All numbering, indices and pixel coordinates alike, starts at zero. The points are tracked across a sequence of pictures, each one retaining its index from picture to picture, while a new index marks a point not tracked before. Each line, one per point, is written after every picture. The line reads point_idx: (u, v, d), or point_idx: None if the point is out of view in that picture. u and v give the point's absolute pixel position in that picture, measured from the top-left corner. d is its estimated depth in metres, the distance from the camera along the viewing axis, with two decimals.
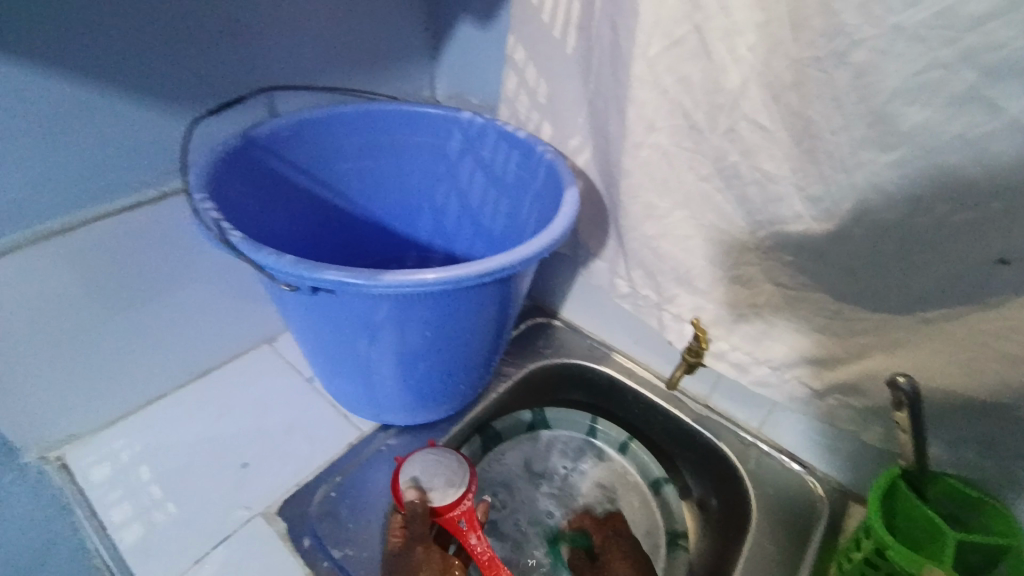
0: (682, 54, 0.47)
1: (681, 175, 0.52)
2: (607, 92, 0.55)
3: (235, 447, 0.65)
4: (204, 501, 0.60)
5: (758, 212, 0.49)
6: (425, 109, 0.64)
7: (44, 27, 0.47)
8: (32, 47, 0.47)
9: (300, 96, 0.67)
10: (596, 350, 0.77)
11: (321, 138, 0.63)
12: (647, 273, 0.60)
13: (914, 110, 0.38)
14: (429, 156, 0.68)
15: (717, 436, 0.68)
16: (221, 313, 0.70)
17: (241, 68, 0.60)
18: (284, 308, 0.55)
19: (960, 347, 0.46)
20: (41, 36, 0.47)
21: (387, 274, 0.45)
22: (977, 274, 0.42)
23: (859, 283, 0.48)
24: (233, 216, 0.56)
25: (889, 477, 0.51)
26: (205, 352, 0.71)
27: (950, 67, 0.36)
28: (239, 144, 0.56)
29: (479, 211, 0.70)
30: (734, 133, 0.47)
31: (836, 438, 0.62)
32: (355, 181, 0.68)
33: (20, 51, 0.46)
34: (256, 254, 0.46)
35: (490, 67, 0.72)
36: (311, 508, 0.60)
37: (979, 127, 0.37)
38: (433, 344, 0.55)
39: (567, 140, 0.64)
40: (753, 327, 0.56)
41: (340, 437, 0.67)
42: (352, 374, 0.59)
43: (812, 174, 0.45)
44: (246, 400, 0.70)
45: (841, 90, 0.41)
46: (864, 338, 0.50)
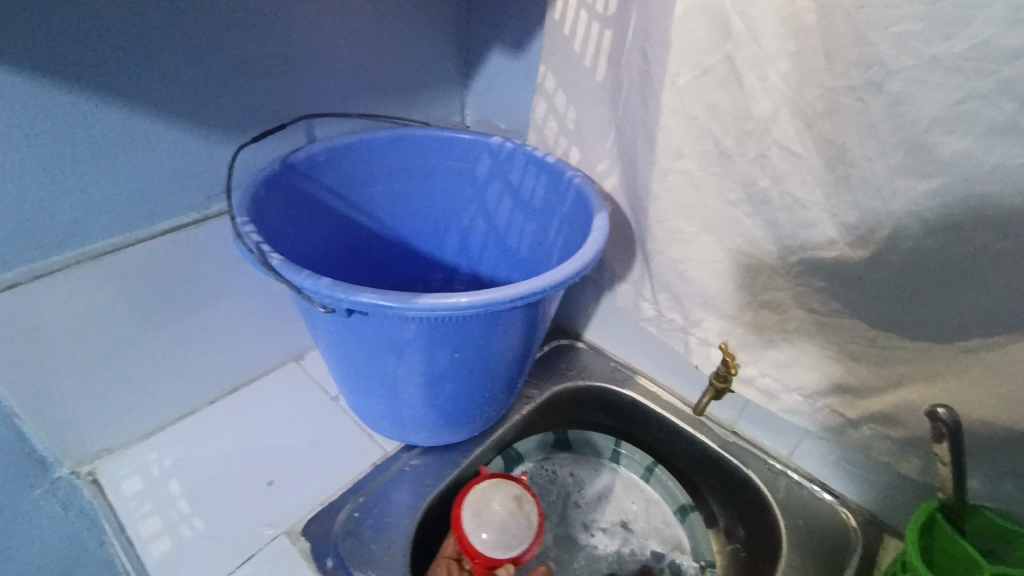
0: (712, 82, 0.48)
1: (710, 201, 0.53)
2: (635, 119, 0.56)
3: (261, 464, 0.66)
4: (229, 517, 0.61)
5: (789, 238, 0.49)
6: (455, 135, 0.66)
7: (99, 59, 0.50)
8: (92, 77, 0.50)
9: (336, 122, 0.69)
10: (620, 373, 0.76)
11: (355, 162, 0.64)
12: (674, 297, 0.60)
13: (951, 140, 0.38)
14: (459, 180, 0.69)
15: (745, 464, 0.67)
16: (253, 331, 0.72)
17: (279, 96, 0.62)
18: (317, 329, 0.56)
19: (1002, 379, 0.45)
20: (100, 67, 0.50)
21: (420, 297, 0.46)
22: (1021, 306, 0.41)
23: (895, 311, 0.47)
24: (271, 237, 0.58)
25: (926, 511, 0.50)
26: (236, 369, 0.73)
27: (988, 98, 0.36)
28: (278, 169, 0.58)
29: (505, 233, 0.71)
30: (764, 159, 0.48)
31: (869, 468, 0.60)
32: (386, 203, 0.69)
33: (77, 82, 0.49)
34: (294, 276, 0.47)
35: (518, 93, 0.74)
36: (335, 527, 0.60)
37: (1018, 158, 0.37)
38: (461, 366, 0.55)
39: (594, 165, 0.65)
40: (782, 353, 0.56)
41: (365, 457, 0.67)
42: (380, 394, 0.60)
43: (845, 200, 0.44)
44: (273, 418, 0.71)
45: (875, 119, 0.41)
46: (900, 367, 0.49)
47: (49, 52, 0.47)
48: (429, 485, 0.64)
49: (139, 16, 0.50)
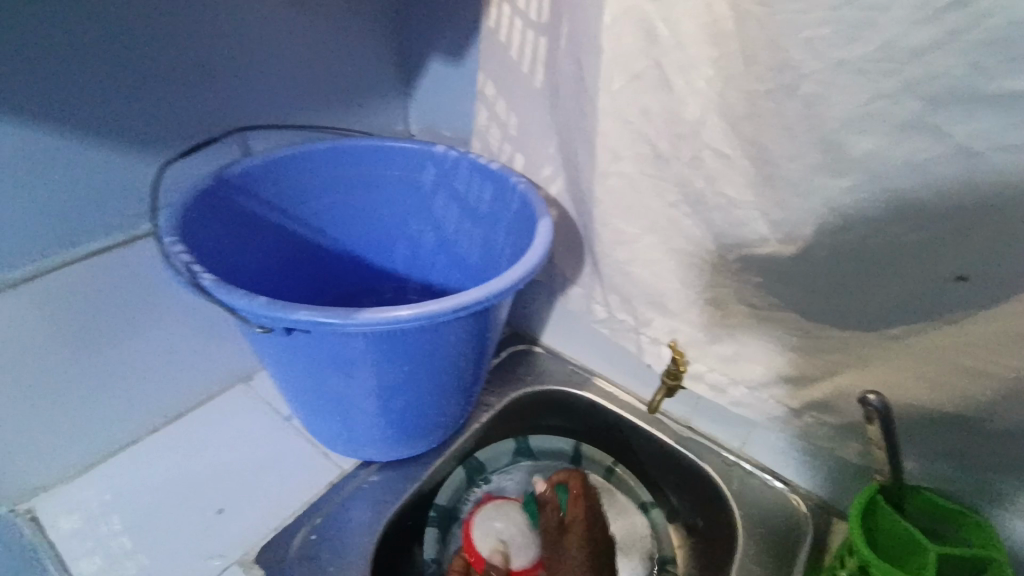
0: (644, 87, 0.49)
1: (650, 203, 0.54)
2: (574, 124, 0.57)
3: (211, 492, 0.63)
4: (177, 550, 0.58)
5: (725, 236, 0.51)
6: (398, 144, 0.65)
7: (8, 77, 0.47)
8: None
9: (273, 135, 0.67)
10: (576, 375, 0.77)
11: (295, 176, 0.63)
12: (623, 298, 0.61)
13: (865, 137, 0.40)
14: (405, 190, 0.69)
15: (699, 457, 0.68)
16: (196, 354, 0.69)
17: (212, 108, 0.60)
18: (259, 348, 0.54)
19: (927, 363, 0.47)
20: (8, 84, 0.47)
21: (361, 312, 0.45)
22: (936, 290, 0.44)
23: (824, 302, 0.49)
24: (206, 257, 0.56)
25: (869, 493, 0.51)
26: (180, 394, 0.70)
27: (893, 98, 0.38)
28: (210, 185, 0.56)
29: (454, 241, 0.71)
30: (698, 161, 0.49)
31: (814, 454, 0.63)
32: (330, 216, 0.68)
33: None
34: (228, 296, 0.46)
35: (460, 100, 0.73)
36: (290, 552, 0.58)
37: (923, 152, 0.39)
38: (411, 378, 0.54)
39: (539, 170, 0.65)
40: (726, 348, 0.57)
41: (319, 476, 0.65)
42: (330, 411, 0.59)
43: (774, 198, 0.46)
44: (221, 442, 0.68)
45: (791, 120, 0.42)
46: (833, 355, 0.51)
47: None
48: (388, 501, 0.63)
49: (48, 31, 0.48)
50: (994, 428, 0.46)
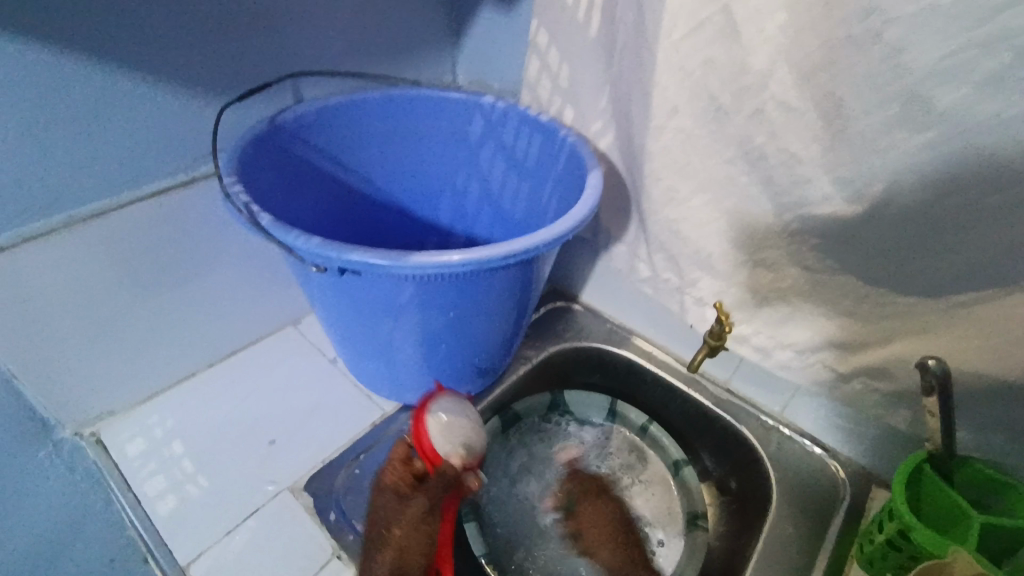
0: (710, 35, 0.47)
1: (707, 158, 0.52)
2: (630, 75, 0.55)
3: (262, 425, 0.67)
4: (233, 476, 0.62)
5: (785, 195, 0.49)
6: (447, 94, 0.65)
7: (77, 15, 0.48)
8: (70, 34, 0.48)
9: (322, 82, 0.67)
10: (615, 334, 0.77)
11: (345, 123, 0.63)
12: (670, 257, 0.60)
13: (950, 91, 0.38)
14: (452, 141, 0.68)
15: (736, 420, 0.68)
16: (247, 296, 0.71)
17: (268, 52, 0.61)
18: (312, 290, 0.56)
19: (990, 333, 0.45)
20: (79, 23, 0.48)
21: (411, 256, 0.46)
22: (1012, 258, 0.41)
23: (885, 267, 0.47)
24: (261, 200, 0.57)
25: (913, 462, 0.51)
26: (233, 334, 0.73)
27: (987, 47, 0.36)
28: (266, 129, 0.57)
29: (499, 194, 0.71)
30: (761, 115, 0.47)
31: (857, 423, 0.62)
32: (378, 165, 0.69)
33: (57, 39, 0.48)
34: (284, 236, 0.47)
35: (511, 50, 0.71)
36: (336, 483, 0.61)
37: (1015, 107, 0.36)
38: (457, 325, 0.56)
39: (589, 123, 0.64)
40: (775, 312, 0.56)
41: (363, 416, 0.68)
42: (377, 354, 0.61)
43: (841, 155, 0.44)
44: (272, 380, 0.71)
45: (873, 70, 0.39)
46: (891, 323, 0.50)
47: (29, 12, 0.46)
48: None
49: None
50: None
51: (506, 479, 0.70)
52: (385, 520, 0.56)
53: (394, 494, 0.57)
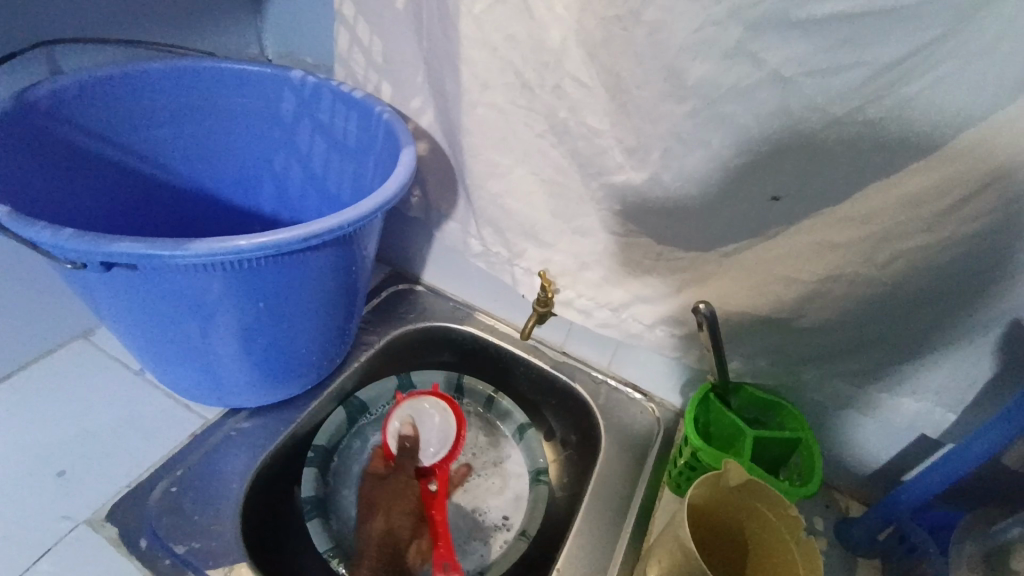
0: (507, 11, 0.49)
1: (518, 132, 0.54)
2: (439, 51, 0.55)
3: (50, 455, 0.57)
4: (14, 517, 0.53)
5: (589, 164, 0.53)
6: (248, 67, 0.59)
7: None
8: None
9: (91, 53, 0.58)
10: (459, 311, 0.78)
11: (121, 99, 0.55)
12: (497, 231, 0.62)
13: (696, 65, 0.42)
14: (260, 120, 0.63)
15: (573, 379, 0.73)
16: (13, 306, 0.60)
17: (5, 16, 0.51)
18: (86, 294, 0.48)
19: (752, 276, 0.53)
20: None
21: (197, 243, 0.41)
22: (761, 211, 0.49)
23: (674, 226, 0.53)
24: (9, 191, 0.48)
25: (703, 393, 0.59)
26: (2, 354, 0.61)
27: (722, 25, 0.40)
28: (9, 108, 0.47)
29: (323, 178, 0.67)
30: (560, 90, 0.50)
31: (673, 368, 0.69)
32: (173, 148, 0.61)
33: None
34: (29, 231, 0.40)
35: (322, 23, 0.67)
36: (148, 504, 0.55)
37: (747, 79, 0.42)
38: (272, 317, 0.52)
39: (409, 100, 0.63)
40: (593, 275, 0.60)
41: (183, 428, 0.61)
42: (187, 359, 0.55)
43: (627, 126, 0.48)
44: (63, 403, 0.61)
45: (641, 48, 0.44)
46: (683, 275, 0.56)
47: None
48: (260, 446, 0.61)
49: None
50: (800, 325, 0.54)
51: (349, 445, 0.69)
52: (367, 499, 0.63)
53: (373, 477, 0.65)
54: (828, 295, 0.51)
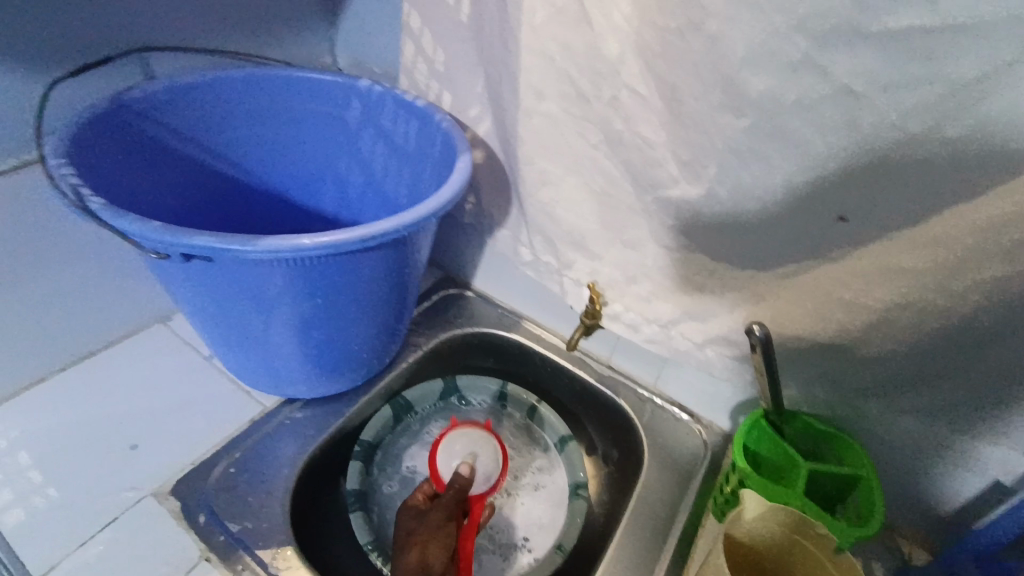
0: (565, 22, 0.49)
1: (572, 142, 0.55)
2: (498, 61, 0.57)
3: (125, 429, 0.62)
4: (90, 483, 0.57)
5: (642, 176, 0.52)
6: (319, 76, 0.63)
7: None
8: None
9: (181, 60, 0.63)
10: (506, 318, 0.79)
11: (205, 103, 0.60)
12: (548, 240, 0.63)
13: (757, 77, 0.41)
14: (328, 125, 0.67)
15: (616, 394, 0.72)
16: (104, 291, 0.66)
17: (110, 26, 0.56)
18: (164, 281, 0.52)
19: (811, 299, 0.50)
20: None
21: (264, 239, 0.44)
22: (825, 230, 0.46)
23: (728, 244, 0.51)
24: (105, 185, 0.53)
25: (753, 419, 0.57)
26: (90, 333, 0.67)
27: (787, 36, 0.39)
28: (107, 108, 0.52)
29: (382, 182, 0.70)
30: (616, 101, 0.50)
31: (721, 389, 0.67)
32: (248, 150, 0.66)
33: None
34: (120, 221, 0.44)
35: (388, 35, 0.70)
36: (208, 483, 0.59)
37: (814, 92, 0.40)
38: (328, 312, 0.54)
39: (467, 109, 0.65)
40: (641, 288, 0.59)
41: (242, 413, 0.65)
42: (248, 347, 0.58)
43: (683, 139, 0.47)
44: (139, 381, 0.67)
45: (699, 59, 0.43)
46: (737, 294, 0.54)
47: None
48: (310, 436, 0.64)
49: None
50: (861, 354, 0.51)
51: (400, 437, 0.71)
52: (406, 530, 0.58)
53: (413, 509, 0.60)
54: (894, 324, 0.47)
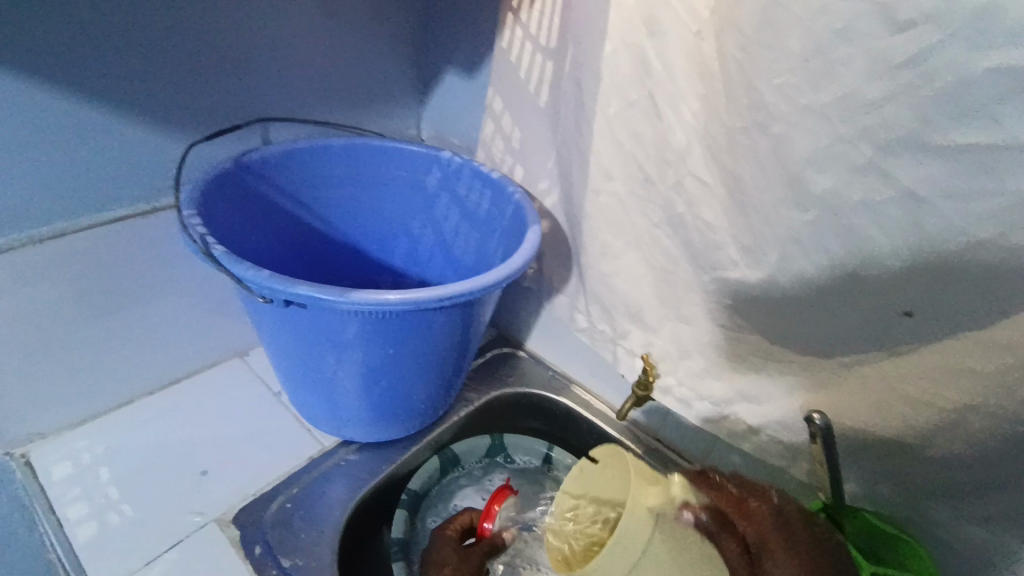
0: (637, 114, 0.54)
1: (635, 220, 0.58)
2: (571, 143, 0.62)
3: (196, 456, 0.66)
4: (159, 504, 0.61)
5: (701, 257, 0.54)
6: (407, 147, 0.70)
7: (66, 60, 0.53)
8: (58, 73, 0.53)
9: (291, 128, 0.72)
10: (556, 381, 0.81)
11: (308, 167, 0.68)
12: (604, 309, 0.65)
13: (820, 176, 0.43)
14: (409, 189, 0.73)
15: (663, 468, 0.71)
16: (195, 325, 0.72)
17: (239, 99, 0.65)
18: (259, 322, 0.58)
19: (873, 390, 0.50)
20: (66, 63, 0.53)
21: (355, 292, 0.49)
22: (887, 324, 0.47)
23: (785, 329, 0.52)
24: (220, 233, 0.60)
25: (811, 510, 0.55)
26: (177, 362, 0.73)
27: (851, 142, 0.41)
28: (230, 168, 0.60)
29: (452, 243, 0.75)
30: (680, 186, 0.53)
31: (773, 475, 0.65)
32: (338, 208, 0.73)
33: (44, 76, 0.52)
34: (236, 268, 0.50)
35: (470, 112, 0.78)
36: (265, 515, 0.61)
37: (877, 194, 0.42)
38: (398, 362, 0.58)
39: (537, 182, 0.70)
40: (695, 364, 0.60)
41: (301, 450, 0.69)
42: (319, 388, 0.62)
43: (744, 226, 0.49)
44: (213, 411, 0.72)
45: (764, 156, 0.46)
46: (793, 378, 0.55)
47: (20, 53, 0.51)
48: (362, 479, 0.67)
49: (107, 23, 0.54)
50: (929, 456, 0.50)
51: (449, 488, 0.72)
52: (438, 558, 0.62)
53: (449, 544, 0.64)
54: (963, 427, 0.47)
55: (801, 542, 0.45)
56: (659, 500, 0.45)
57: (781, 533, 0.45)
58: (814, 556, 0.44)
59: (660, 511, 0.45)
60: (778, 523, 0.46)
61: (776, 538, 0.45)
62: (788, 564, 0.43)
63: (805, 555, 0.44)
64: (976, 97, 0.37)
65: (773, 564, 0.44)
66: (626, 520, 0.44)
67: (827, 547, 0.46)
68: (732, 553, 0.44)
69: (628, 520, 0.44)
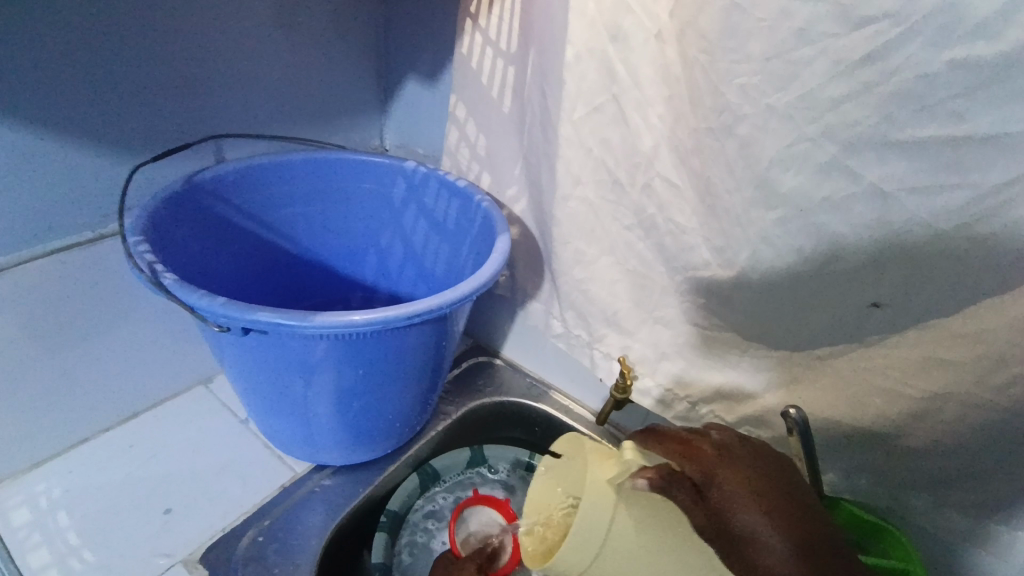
0: (603, 118, 0.53)
1: (606, 225, 0.57)
2: (538, 149, 0.61)
3: (162, 492, 0.63)
4: (124, 547, 0.58)
5: (674, 259, 0.54)
6: (370, 158, 0.68)
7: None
8: None
9: (247, 145, 0.69)
10: (535, 389, 0.79)
11: (266, 183, 0.65)
12: (579, 315, 0.64)
13: (789, 176, 0.43)
14: (374, 202, 0.71)
15: None
16: (156, 356, 0.69)
17: (191, 117, 0.62)
18: (219, 350, 0.55)
19: (847, 383, 0.51)
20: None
21: (319, 316, 0.47)
22: (860, 318, 0.47)
23: (761, 327, 0.52)
24: (174, 258, 0.57)
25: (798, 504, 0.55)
26: (137, 394, 0.70)
27: (815, 141, 0.41)
28: (182, 189, 0.57)
29: (421, 254, 0.73)
30: (650, 189, 0.53)
31: None
32: (301, 224, 0.70)
33: None
34: (189, 296, 0.47)
35: (433, 121, 0.76)
36: (237, 552, 0.59)
37: (843, 191, 0.42)
38: (368, 383, 0.56)
39: (505, 190, 0.69)
40: (673, 366, 0.59)
41: (274, 479, 0.66)
42: (288, 414, 0.60)
43: (715, 227, 0.49)
44: (177, 443, 0.68)
45: (732, 158, 0.45)
46: (771, 375, 0.54)
47: None
48: (340, 504, 0.64)
49: (42, 45, 0.50)
50: (906, 445, 0.50)
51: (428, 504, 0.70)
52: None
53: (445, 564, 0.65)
54: (938, 417, 0.47)
55: (749, 466, 0.42)
56: (615, 473, 0.46)
57: (726, 458, 0.43)
58: (765, 478, 0.42)
59: (619, 484, 0.45)
60: (719, 455, 0.43)
61: (724, 467, 0.42)
62: (739, 486, 0.41)
63: (754, 471, 0.42)
64: (938, 93, 0.37)
65: (723, 493, 0.41)
66: (590, 503, 0.45)
67: (780, 473, 0.43)
68: (686, 501, 0.41)
69: (590, 507, 0.45)
